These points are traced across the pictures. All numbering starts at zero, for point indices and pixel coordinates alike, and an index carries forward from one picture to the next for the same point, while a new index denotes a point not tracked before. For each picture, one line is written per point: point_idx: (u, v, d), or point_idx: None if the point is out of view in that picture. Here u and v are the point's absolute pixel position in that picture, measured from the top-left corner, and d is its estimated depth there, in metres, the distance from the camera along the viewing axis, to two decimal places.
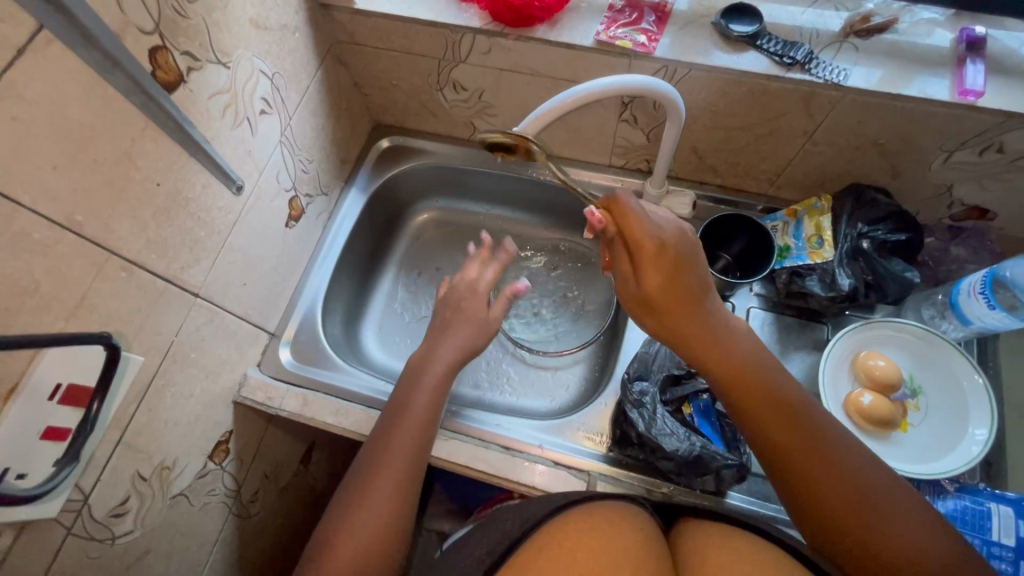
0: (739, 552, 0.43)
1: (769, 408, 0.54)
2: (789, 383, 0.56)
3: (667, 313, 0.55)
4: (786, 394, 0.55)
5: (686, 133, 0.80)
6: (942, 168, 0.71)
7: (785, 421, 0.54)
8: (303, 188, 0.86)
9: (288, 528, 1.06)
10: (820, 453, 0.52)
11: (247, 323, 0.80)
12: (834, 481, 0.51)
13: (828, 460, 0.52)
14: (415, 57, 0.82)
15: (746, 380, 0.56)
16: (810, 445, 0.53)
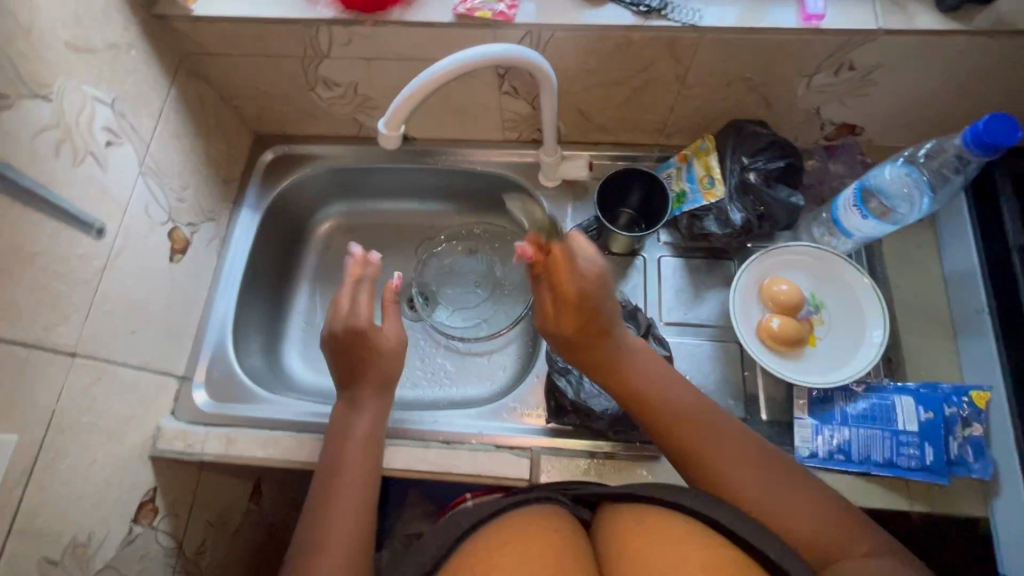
0: (652, 536, 0.45)
1: (675, 419, 0.59)
2: (698, 398, 0.61)
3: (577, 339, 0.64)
4: (688, 403, 0.60)
5: (569, 96, 0.79)
6: (807, 92, 0.74)
7: (699, 423, 0.58)
8: (183, 218, 0.80)
9: (251, 571, 1.02)
10: (734, 457, 0.55)
11: (148, 373, 0.74)
12: (750, 480, 0.54)
13: (734, 456, 0.56)
14: (275, 59, 0.77)
15: (649, 399, 0.61)
16: (719, 446, 0.56)
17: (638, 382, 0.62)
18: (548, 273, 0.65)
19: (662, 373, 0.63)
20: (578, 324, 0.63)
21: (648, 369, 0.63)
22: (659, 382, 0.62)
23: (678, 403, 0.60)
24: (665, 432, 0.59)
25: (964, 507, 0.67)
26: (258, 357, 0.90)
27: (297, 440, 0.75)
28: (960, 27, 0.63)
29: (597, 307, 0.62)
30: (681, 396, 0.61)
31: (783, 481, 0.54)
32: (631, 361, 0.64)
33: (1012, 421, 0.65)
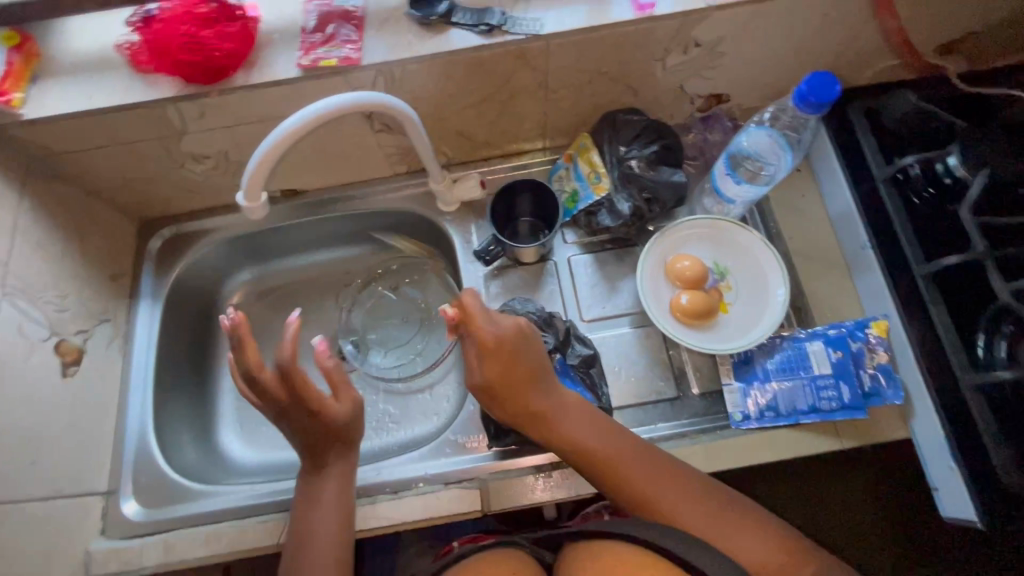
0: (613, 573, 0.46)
1: (612, 460, 0.61)
2: (628, 435, 0.64)
3: (510, 398, 0.64)
4: (621, 442, 0.62)
5: (443, 122, 0.79)
6: (665, 74, 0.77)
7: (634, 464, 0.61)
8: (68, 328, 0.75)
9: None
10: (676, 488, 0.59)
11: (62, 500, 0.70)
12: (690, 509, 0.57)
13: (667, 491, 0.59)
14: (131, 145, 0.74)
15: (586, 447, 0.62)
16: (661, 484, 0.59)
17: (578, 434, 0.63)
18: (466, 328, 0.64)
19: (596, 421, 0.64)
20: (500, 371, 0.63)
21: (586, 422, 0.63)
22: (597, 431, 0.63)
23: (617, 449, 0.62)
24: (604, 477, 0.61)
25: (886, 433, 0.70)
26: (190, 449, 0.86)
27: (238, 528, 0.72)
28: None
29: (516, 355, 0.64)
30: (616, 440, 0.62)
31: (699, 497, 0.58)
32: (562, 412, 0.64)
33: (909, 344, 0.69)
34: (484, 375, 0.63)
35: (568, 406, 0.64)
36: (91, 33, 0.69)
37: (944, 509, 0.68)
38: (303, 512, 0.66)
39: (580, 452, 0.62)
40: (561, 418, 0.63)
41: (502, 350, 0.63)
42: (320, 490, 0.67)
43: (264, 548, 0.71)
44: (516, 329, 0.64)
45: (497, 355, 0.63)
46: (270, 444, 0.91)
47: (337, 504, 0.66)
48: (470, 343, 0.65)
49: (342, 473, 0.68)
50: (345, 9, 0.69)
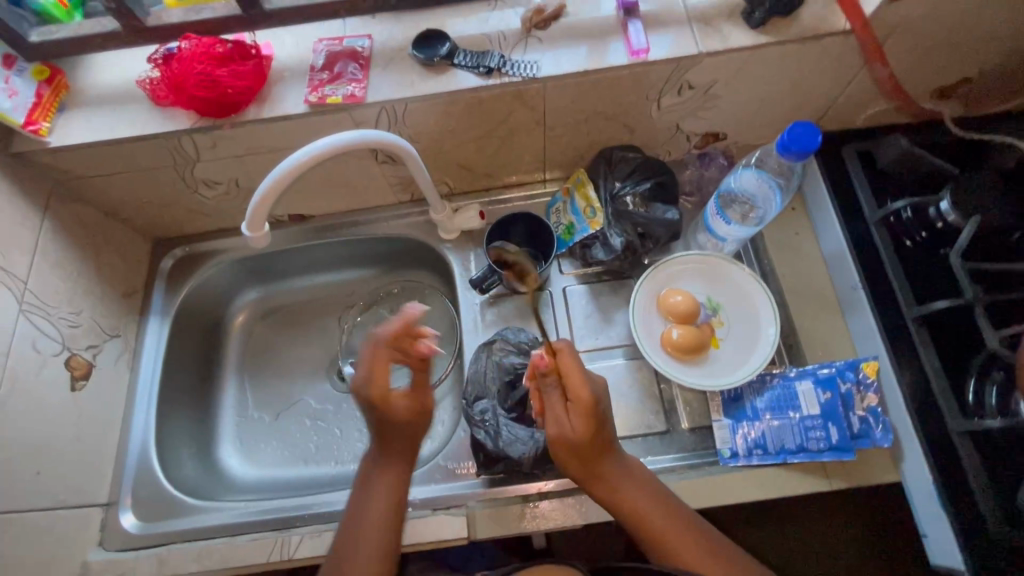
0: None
1: (680, 539, 0.58)
2: (688, 513, 0.61)
3: (590, 459, 0.60)
4: (688, 521, 0.60)
5: (445, 155, 0.82)
6: (660, 114, 0.79)
7: (687, 542, 0.58)
8: (80, 343, 0.78)
9: None
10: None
11: (64, 510, 0.72)
12: None
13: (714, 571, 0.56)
14: (148, 171, 0.78)
15: (654, 522, 0.59)
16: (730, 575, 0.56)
17: (645, 504, 0.60)
18: (562, 381, 0.59)
19: (656, 491, 0.61)
20: (590, 432, 0.59)
21: (648, 489, 0.61)
22: (657, 502, 0.60)
23: (674, 523, 0.59)
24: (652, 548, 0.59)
25: (876, 476, 0.70)
26: (188, 464, 0.89)
27: (230, 545, 0.73)
28: (772, 38, 0.69)
29: (602, 417, 0.60)
30: (674, 514, 0.60)
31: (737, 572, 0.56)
32: (633, 480, 0.61)
33: (898, 388, 0.69)
34: (575, 435, 0.59)
35: (632, 470, 0.62)
36: (115, 68, 0.74)
37: (935, 556, 0.67)
38: (352, 514, 0.63)
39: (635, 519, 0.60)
40: (624, 480, 0.61)
41: (598, 409, 0.58)
42: (371, 492, 0.63)
43: (252, 566, 0.72)
44: (602, 389, 0.61)
45: (591, 416, 0.58)
46: (268, 462, 0.93)
47: (387, 512, 0.62)
48: (561, 397, 0.60)
49: (396, 481, 0.64)
50: (353, 48, 0.72)
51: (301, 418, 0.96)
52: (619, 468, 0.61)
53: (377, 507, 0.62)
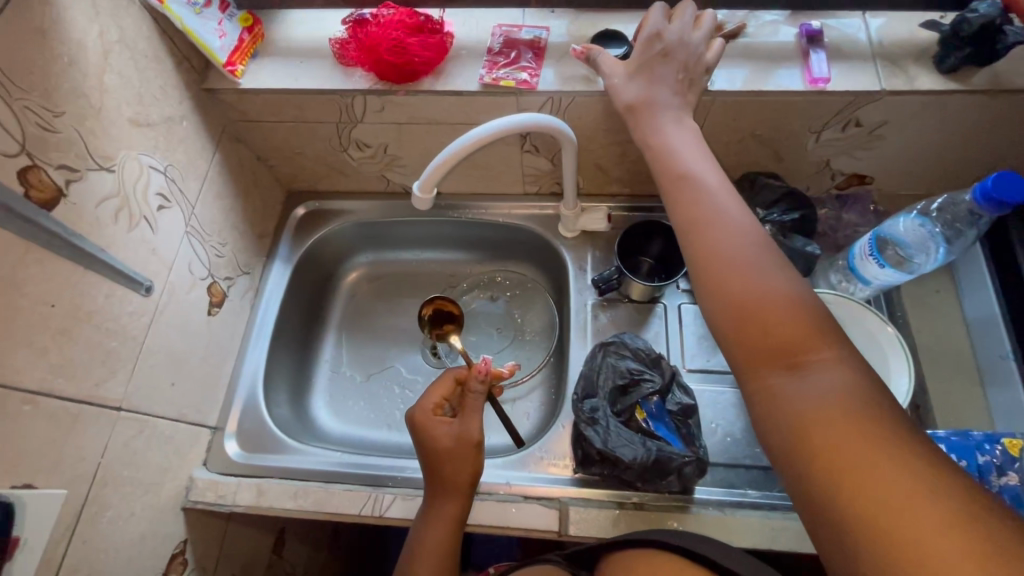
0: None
1: (777, 330, 0.47)
2: (833, 355, 0.45)
3: (682, 209, 0.57)
4: (801, 330, 0.47)
5: (588, 153, 0.84)
6: (815, 147, 0.78)
7: (808, 395, 0.44)
8: (220, 273, 0.83)
9: None
10: (853, 448, 0.40)
11: (184, 425, 0.76)
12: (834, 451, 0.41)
13: (825, 416, 0.42)
14: (312, 124, 0.83)
15: (753, 315, 0.49)
16: (829, 414, 0.42)
17: (744, 295, 0.50)
18: (484, 387, 0.70)
19: (764, 285, 0.50)
20: (685, 197, 0.58)
21: (772, 285, 0.50)
22: (780, 306, 0.48)
23: (791, 347, 0.46)
24: (732, 296, 0.50)
25: None
26: (286, 406, 0.92)
27: (327, 490, 0.75)
28: (961, 87, 0.67)
29: (685, 179, 0.59)
30: (801, 330, 0.47)
31: (876, 448, 0.40)
32: (753, 278, 0.50)
33: None
34: None
35: (747, 264, 0.52)
36: (306, 26, 0.79)
37: None
38: (407, 558, 0.66)
39: (720, 267, 0.52)
40: (742, 280, 0.51)
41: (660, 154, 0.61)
42: (428, 523, 0.67)
43: (345, 515, 0.74)
44: (718, 189, 0.58)
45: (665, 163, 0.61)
46: (354, 419, 0.96)
47: (441, 558, 0.65)
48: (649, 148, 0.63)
49: (449, 518, 0.66)
50: (530, 38, 0.75)
51: (391, 384, 0.99)
52: (736, 227, 0.55)
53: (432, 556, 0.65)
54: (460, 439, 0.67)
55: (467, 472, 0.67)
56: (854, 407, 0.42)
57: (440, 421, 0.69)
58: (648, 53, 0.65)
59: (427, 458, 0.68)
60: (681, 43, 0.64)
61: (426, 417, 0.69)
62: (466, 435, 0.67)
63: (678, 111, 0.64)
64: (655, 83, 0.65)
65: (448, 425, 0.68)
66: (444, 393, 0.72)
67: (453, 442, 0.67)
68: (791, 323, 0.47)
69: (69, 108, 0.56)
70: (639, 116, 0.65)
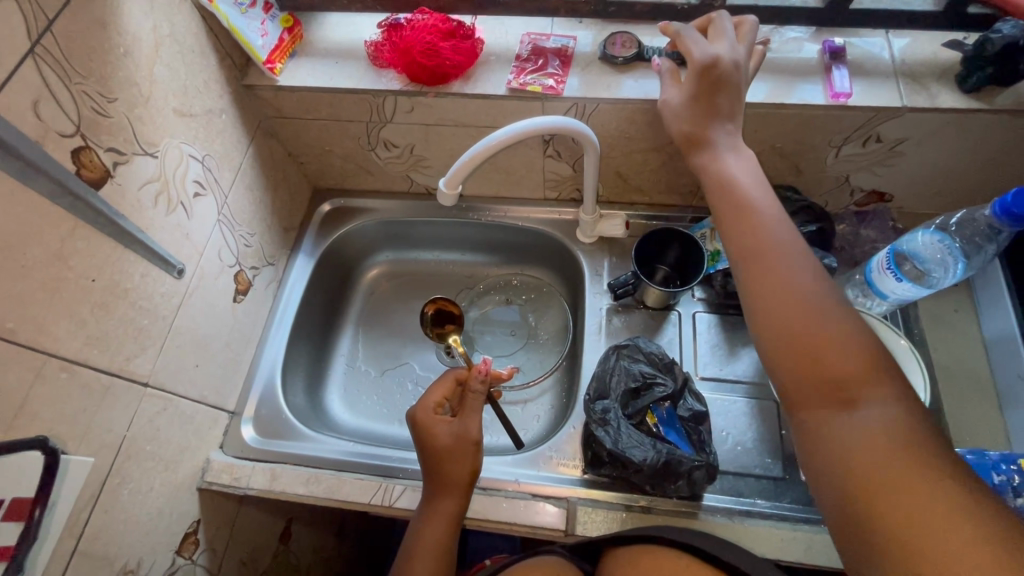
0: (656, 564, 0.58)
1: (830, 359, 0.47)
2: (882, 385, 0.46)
3: (734, 230, 0.57)
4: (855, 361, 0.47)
5: (609, 160, 0.85)
6: (835, 161, 0.79)
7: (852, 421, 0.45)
8: (247, 262, 0.86)
9: None
10: (891, 473, 0.41)
11: (205, 406, 0.78)
12: (874, 475, 0.42)
13: (868, 442, 0.43)
14: (343, 123, 0.86)
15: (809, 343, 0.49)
16: (876, 443, 0.43)
17: (800, 323, 0.50)
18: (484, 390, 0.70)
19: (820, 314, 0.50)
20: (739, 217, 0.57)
21: (827, 316, 0.50)
22: (835, 338, 0.48)
23: (843, 373, 0.47)
24: (791, 331, 0.50)
25: None
26: (302, 395, 0.94)
27: (339, 478, 0.76)
28: (983, 105, 0.67)
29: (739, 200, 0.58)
30: (863, 370, 0.46)
31: (916, 478, 0.40)
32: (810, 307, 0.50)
33: None
34: None
35: (809, 305, 0.50)
36: (343, 28, 0.83)
37: None
38: (406, 555, 0.66)
39: (777, 304, 0.51)
40: (798, 309, 0.50)
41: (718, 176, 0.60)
42: (426, 521, 0.67)
43: (357, 503, 0.74)
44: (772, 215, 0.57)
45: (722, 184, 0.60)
46: (366, 413, 0.97)
47: (439, 556, 0.65)
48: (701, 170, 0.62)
49: (447, 519, 0.66)
50: (558, 47, 0.78)
51: (405, 380, 1.01)
52: (802, 261, 0.53)
53: (429, 554, 0.65)
54: (459, 437, 0.68)
55: (460, 471, 0.67)
56: (898, 437, 0.42)
57: (439, 419, 0.69)
58: (704, 81, 0.62)
59: (426, 457, 0.68)
60: (734, 69, 0.61)
61: (427, 415, 0.70)
62: (465, 434, 0.68)
63: (733, 136, 0.62)
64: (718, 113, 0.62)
65: (447, 424, 0.69)
66: (444, 393, 0.72)
67: (450, 440, 0.68)
68: (853, 363, 0.47)
69: (122, 95, 0.59)
70: (696, 149, 0.63)
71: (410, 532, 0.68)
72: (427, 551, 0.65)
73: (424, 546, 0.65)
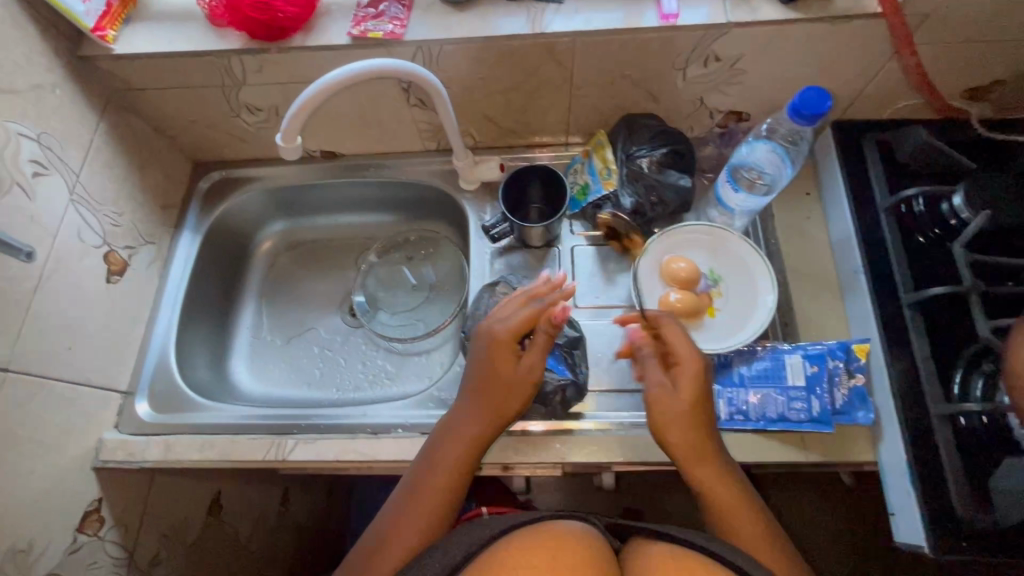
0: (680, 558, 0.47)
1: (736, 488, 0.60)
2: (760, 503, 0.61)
3: (672, 421, 0.62)
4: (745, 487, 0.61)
5: (474, 104, 0.86)
6: (685, 84, 0.81)
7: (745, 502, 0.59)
8: (119, 242, 0.84)
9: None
10: (768, 537, 0.58)
11: (89, 388, 0.78)
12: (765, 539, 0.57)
13: (760, 518, 0.59)
14: (197, 90, 0.84)
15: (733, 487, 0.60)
16: (760, 521, 0.58)
17: (736, 500, 0.59)
18: (546, 330, 0.69)
19: (750, 495, 0.60)
20: (668, 398, 0.63)
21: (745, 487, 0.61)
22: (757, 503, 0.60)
23: (745, 494, 0.60)
24: (724, 480, 0.60)
25: (852, 452, 0.71)
26: (203, 368, 0.95)
27: (232, 440, 0.78)
28: (801, 14, 0.70)
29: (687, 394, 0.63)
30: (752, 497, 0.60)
31: (781, 543, 0.58)
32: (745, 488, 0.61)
33: (885, 368, 0.70)
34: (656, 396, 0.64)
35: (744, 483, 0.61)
36: None
37: (897, 535, 0.68)
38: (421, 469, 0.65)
39: (727, 511, 0.59)
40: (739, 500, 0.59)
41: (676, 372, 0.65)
42: (444, 445, 0.66)
43: (251, 461, 0.77)
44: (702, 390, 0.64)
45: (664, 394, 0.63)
46: (275, 380, 0.99)
47: (452, 480, 0.64)
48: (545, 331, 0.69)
49: (466, 445, 0.65)
50: None
51: (310, 344, 1.02)
52: (770, 541, 0.57)
53: (442, 469, 0.64)
54: (524, 375, 0.68)
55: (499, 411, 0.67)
56: (774, 527, 0.59)
57: (510, 356, 0.68)
58: (695, 404, 0.62)
59: (477, 383, 0.68)
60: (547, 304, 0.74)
61: (500, 344, 0.69)
62: (528, 374, 0.68)
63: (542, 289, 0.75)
64: (530, 358, 0.68)
65: (513, 361, 0.68)
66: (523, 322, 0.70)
67: (524, 372, 0.68)
68: (781, 556, 0.56)
69: None
70: (694, 461, 0.61)
71: (432, 448, 0.66)
72: (439, 467, 0.64)
73: (439, 462, 0.64)
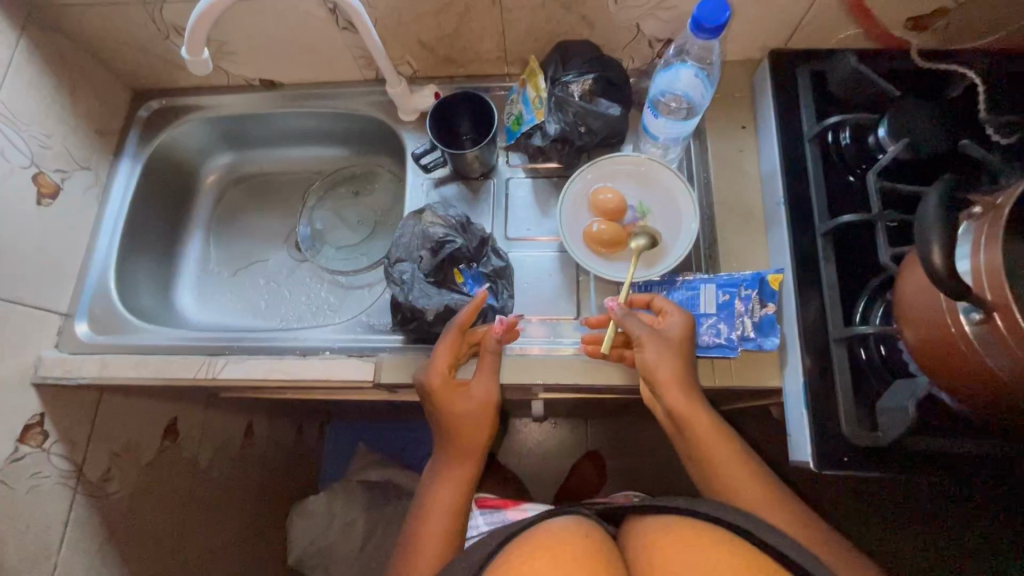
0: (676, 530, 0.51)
1: (712, 430, 0.65)
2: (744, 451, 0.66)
3: (658, 365, 0.66)
4: (725, 433, 0.66)
5: (405, 29, 0.84)
6: (618, 9, 0.78)
7: (725, 448, 0.65)
8: (50, 164, 0.84)
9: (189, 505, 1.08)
10: (751, 478, 0.63)
11: (23, 307, 0.80)
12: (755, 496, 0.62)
13: (745, 469, 0.64)
14: (119, 7, 0.82)
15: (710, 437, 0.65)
16: (736, 466, 0.63)
17: (720, 446, 0.64)
18: (492, 350, 0.73)
19: (729, 442, 0.65)
20: (658, 347, 0.67)
21: (721, 427, 0.66)
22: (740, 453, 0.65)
23: (719, 431, 0.65)
24: (700, 431, 0.65)
25: (762, 378, 0.73)
26: (148, 296, 0.97)
27: (165, 359, 0.81)
28: None
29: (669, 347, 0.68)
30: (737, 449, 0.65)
31: (772, 494, 0.62)
32: (726, 432, 0.66)
33: (795, 296, 0.71)
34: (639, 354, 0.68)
35: (721, 427, 0.66)
36: None
37: (794, 454, 0.70)
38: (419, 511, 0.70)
39: (716, 468, 0.64)
40: (715, 441, 0.65)
41: (673, 333, 0.69)
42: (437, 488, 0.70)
43: (182, 379, 0.79)
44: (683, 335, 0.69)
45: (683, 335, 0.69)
46: (220, 310, 1.01)
47: (452, 512, 0.68)
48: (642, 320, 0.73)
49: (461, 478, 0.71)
50: None
51: (257, 276, 1.04)
52: (755, 480, 0.63)
53: (441, 508, 0.68)
54: (481, 406, 0.71)
55: (480, 427, 0.71)
56: (767, 479, 0.63)
57: (456, 390, 0.71)
58: (680, 348, 0.68)
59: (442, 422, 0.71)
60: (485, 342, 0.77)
61: (441, 382, 0.70)
62: (488, 401, 0.72)
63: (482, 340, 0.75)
64: (478, 384, 0.72)
65: (464, 395, 0.71)
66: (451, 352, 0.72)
67: (479, 399, 0.71)
68: (784, 514, 0.60)
69: None
70: (672, 388, 0.66)
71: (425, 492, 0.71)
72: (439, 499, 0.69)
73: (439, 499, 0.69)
